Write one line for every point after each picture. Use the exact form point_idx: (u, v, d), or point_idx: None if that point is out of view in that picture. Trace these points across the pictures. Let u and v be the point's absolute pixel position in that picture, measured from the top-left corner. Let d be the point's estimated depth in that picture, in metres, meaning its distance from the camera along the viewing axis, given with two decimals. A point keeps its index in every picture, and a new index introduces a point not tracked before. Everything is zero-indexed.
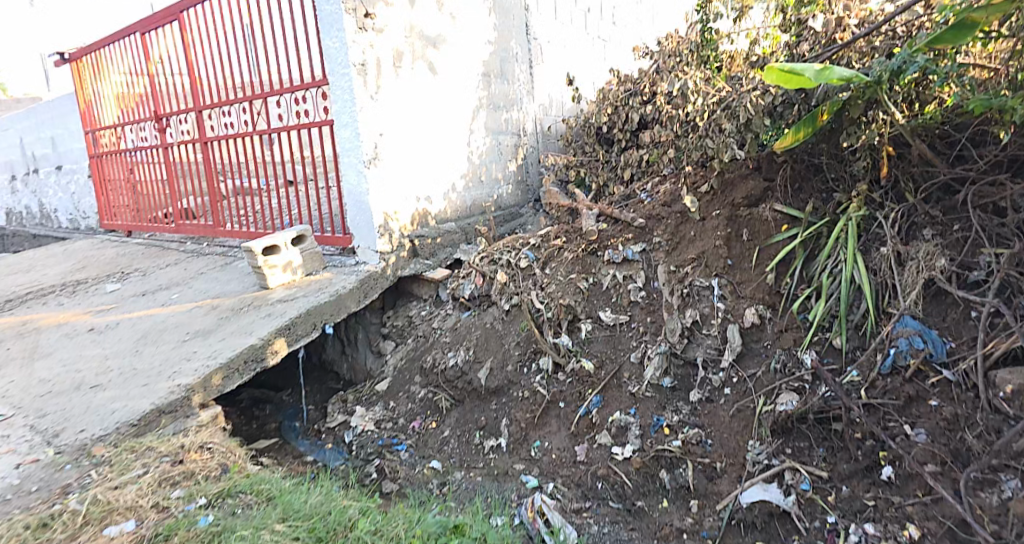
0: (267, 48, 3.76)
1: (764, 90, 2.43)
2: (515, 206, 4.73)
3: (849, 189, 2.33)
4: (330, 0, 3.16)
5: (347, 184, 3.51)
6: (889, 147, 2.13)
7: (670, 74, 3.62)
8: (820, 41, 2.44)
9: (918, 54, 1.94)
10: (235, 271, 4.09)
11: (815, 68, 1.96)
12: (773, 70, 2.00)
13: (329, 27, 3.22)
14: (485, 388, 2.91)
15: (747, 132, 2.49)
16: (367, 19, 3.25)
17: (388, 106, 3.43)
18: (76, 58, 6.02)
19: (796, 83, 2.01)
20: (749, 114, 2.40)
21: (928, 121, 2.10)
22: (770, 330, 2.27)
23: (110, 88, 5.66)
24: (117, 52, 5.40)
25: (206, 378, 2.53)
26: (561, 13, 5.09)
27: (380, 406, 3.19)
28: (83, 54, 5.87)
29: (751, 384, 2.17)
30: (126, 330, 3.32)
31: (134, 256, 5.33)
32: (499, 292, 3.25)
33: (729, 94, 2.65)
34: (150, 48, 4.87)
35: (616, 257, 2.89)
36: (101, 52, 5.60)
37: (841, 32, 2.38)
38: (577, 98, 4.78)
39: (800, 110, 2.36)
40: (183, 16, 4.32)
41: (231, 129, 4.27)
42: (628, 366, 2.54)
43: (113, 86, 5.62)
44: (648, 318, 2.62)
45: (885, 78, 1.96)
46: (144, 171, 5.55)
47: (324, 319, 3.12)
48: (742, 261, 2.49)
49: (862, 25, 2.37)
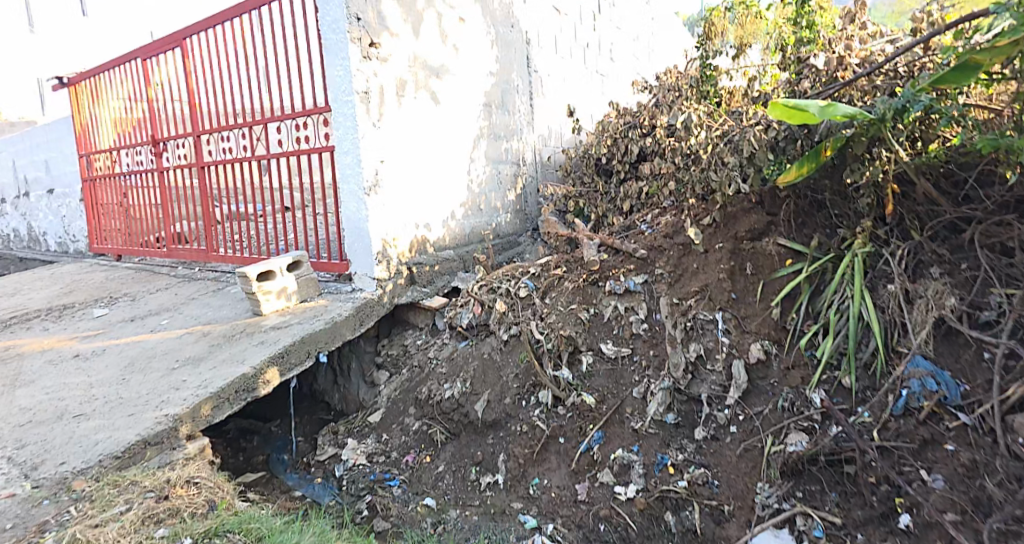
0: (270, 75, 3.77)
1: (766, 126, 2.44)
2: (513, 234, 4.72)
3: (854, 225, 2.33)
4: (336, 30, 3.18)
5: (346, 211, 3.48)
6: (895, 184, 2.13)
7: (671, 108, 3.65)
8: (822, 78, 2.45)
9: (922, 93, 1.93)
10: (228, 297, 4.02)
11: (817, 105, 1.98)
12: (778, 106, 1.99)
13: (334, 56, 3.24)
14: (482, 422, 2.83)
15: (750, 166, 2.50)
16: (371, 48, 3.27)
17: (389, 134, 3.43)
18: (74, 82, 6.03)
19: (799, 120, 2.02)
20: (753, 148, 2.41)
21: (932, 159, 2.12)
22: (776, 367, 2.22)
23: (108, 112, 5.66)
24: (117, 76, 5.41)
25: (195, 409, 2.44)
26: (561, 47, 5.17)
27: (373, 439, 3.10)
28: (82, 78, 5.87)
29: (757, 423, 2.12)
30: (113, 356, 3.22)
31: (124, 280, 5.25)
32: (497, 322, 3.20)
33: (732, 129, 2.67)
34: (151, 74, 4.89)
35: (618, 288, 2.85)
36: (101, 76, 5.61)
37: (844, 70, 2.37)
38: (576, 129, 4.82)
39: (803, 146, 2.33)
40: (186, 42, 4.35)
41: (229, 154, 4.25)
42: (630, 401, 2.48)
43: (111, 111, 5.62)
44: (651, 352, 2.57)
45: (888, 116, 1.96)
46: (138, 194, 5.51)
47: (319, 347, 3.05)
48: (746, 295, 2.45)
49: (864, 64, 2.34)
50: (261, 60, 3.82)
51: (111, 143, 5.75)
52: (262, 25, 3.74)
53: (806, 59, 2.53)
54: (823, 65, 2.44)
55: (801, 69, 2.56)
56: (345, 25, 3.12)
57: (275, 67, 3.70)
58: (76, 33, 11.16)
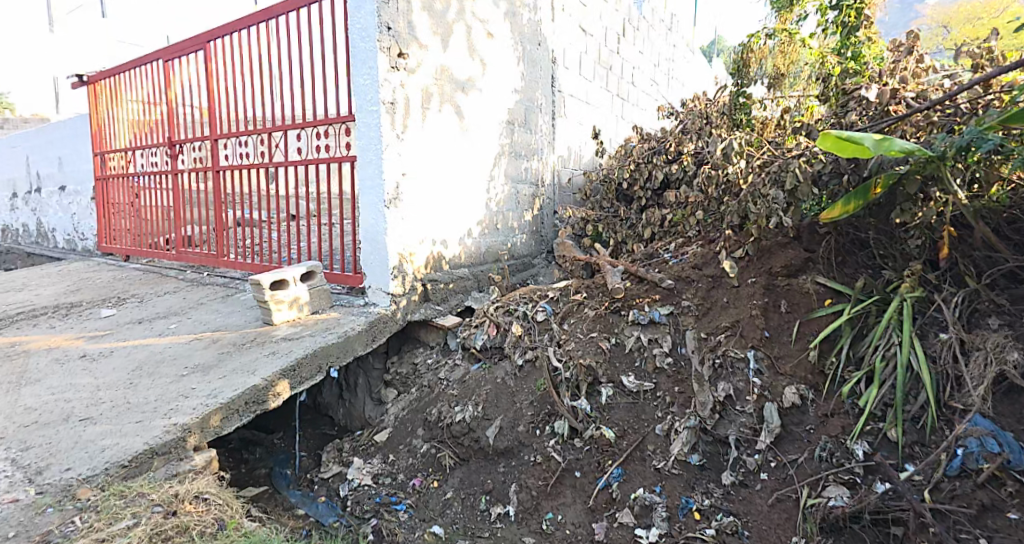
0: (293, 81, 3.73)
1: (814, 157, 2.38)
2: (528, 255, 4.65)
3: (899, 266, 2.27)
4: (366, 38, 3.13)
5: (364, 222, 3.40)
6: (951, 228, 2.14)
7: (700, 135, 3.61)
8: (872, 112, 2.39)
9: (990, 131, 1.85)
10: (238, 303, 3.95)
11: (873, 137, 1.88)
12: (827, 137, 1.91)
13: (362, 65, 3.18)
14: (493, 449, 2.72)
15: (793, 200, 2.44)
16: (400, 59, 3.22)
17: (413, 146, 3.36)
18: (93, 81, 6.07)
19: (853, 152, 1.92)
20: (797, 180, 2.36)
21: (993, 204, 2.12)
22: (813, 414, 2.12)
23: (126, 113, 5.68)
24: (138, 77, 5.42)
25: (204, 418, 2.35)
26: (586, 69, 5.15)
27: (380, 459, 2.99)
28: (103, 77, 5.89)
29: (791, 472, 2.01)
30: (121, 359, 3.13)
31: (131, 281, 5.18)
32: (513, 345, 3.10)
33: (776, 160, 2.63)
34: (171, 75, 4.89)
35: (642, 318, 2.74)
36: (122, 76, 5.62)
37: (896, 104, 2.31)
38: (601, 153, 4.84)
39: (851, 180, 2.30)
40: (210, 45, 4.34)
41: (246, 159, 4.21)
42: (652, 438, 2.37)
43: (129, 112, 5.64)
44: (676, 387, 2.46)
45: (950, 154, 1.91)
46: (151, 196, 5.47)
47: (331, 361, 2.95)
48: (780, 334, 2.35)
49: (919, 99, 2.28)
50: (285, 64, 3.77)
51: (127, 142, 5.74)
52: (289, 31, 3.71)
53: (854, 92, 2.47)
54: (874, 97, 2.35)
55: (849, 101, 2.50)
56: (375, 34, 3.07)
57: (299, 74, 3.66)
58: (97, 36, 11.32)
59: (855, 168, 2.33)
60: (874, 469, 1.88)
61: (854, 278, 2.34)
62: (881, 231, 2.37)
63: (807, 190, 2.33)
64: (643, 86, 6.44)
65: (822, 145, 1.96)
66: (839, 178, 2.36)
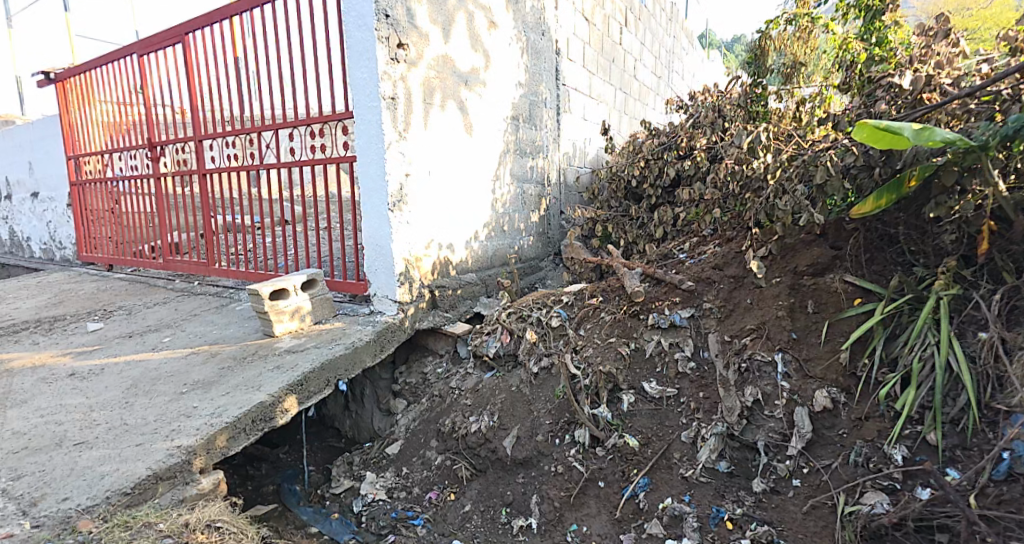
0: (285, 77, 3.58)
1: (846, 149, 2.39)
2: (536, 257, 4.61)
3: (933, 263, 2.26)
4: (362, 27, 2.97)
5: (366, 226, 3.27)
6: (992, 222, 2.05)
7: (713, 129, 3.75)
8: (904, 99, 2.40)
9: None
10: (234, 314, 3.84)
11: (910, 127, 2.00)
12: (865, 126, 2.03)
13: (359, 57, 3.02)
14: (511, 459, 2.67)
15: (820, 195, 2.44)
16: (400, 50, 3.08)
17: (416, 145, 3.24)
18: (62, 79, 5.89)
19: (887, 143, 2.03)
20: (828, 174, 2.37)
21: None
22: (845, 417, 2.10)
23: (101, 114, 5.52)
24: (110, 75, 5.26)
25: (209, 440, 2.26)
26: (591, 63, 5.14)
27: (393, 472, 2.92)
28: (75, 77, 5.69)
29: (825, 478, 2.00)
30: (114, 376, 3.02)
31: (117, 292, 5.04)
32: (527, 352, 3.05)
33: (804, 152, 2.63)
34: (147, 72, 4.74)
35: (662, 322, 2.72)
36: (96, 75, 5.42)
37: (931, 91, 2.35)
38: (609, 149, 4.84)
39: (883, 174, 2.30)
40: (190, 39, 4.22)
41: (235, 160, 4.09)
42: (677, 445, 2.34)
43: (103, 113, 5.49)
44: (700, 394, 2.44)
45: (993, 143, 1.96)
46: (133, 202, 5.31)
47: (339, 374, 2.87)
48: (808, 335, 2.35)
49: (955, 85, 2.32)
50: (272, 59, 3.65)
51: (107, 146, 5.58)
52: (276, 23, 3.57)
53: (883, 79, 2.47)
54: (909, 85, 2.37)
55: (876, 89, 2.50)
56: (373, 24, 2.92)
57: (290, 70, 3.51)
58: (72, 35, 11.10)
59: (887, 160, 2.29)
60: (914, 474, 1.85)
61: (884, 277, 2.34)
62: (911, 226, 2.37)
63: (837, 184, 2.35)
64: (637, 79, 6.45)
65: (860, 138, 2.07)
66: (870, 171, 2.36)
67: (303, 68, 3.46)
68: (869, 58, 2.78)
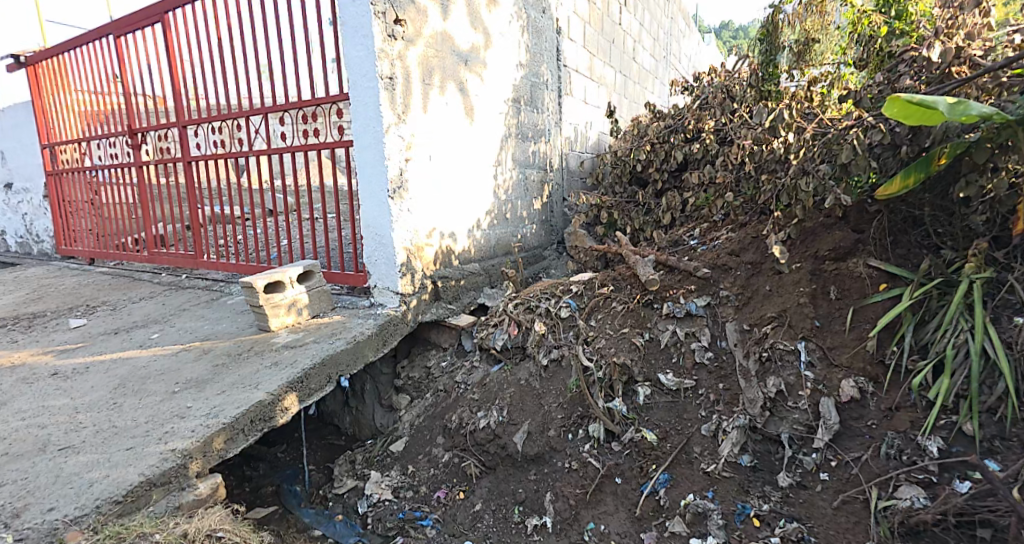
0: (272, 57, 3.39)
1: (870, 127, 2.37)
2: (539, 246, 4.51)
3: (962, 245, 2.24)
4: (358, 2, 2.80)
5: (365, 215, 3.12)
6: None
7: (721, 108, 3.89)
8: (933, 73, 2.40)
9: None
10: (227, 308, 3.69)
11: (944, 101, 1.96)
12: (897, 101, 1.99)
13: (355, 34, 2.86)
14: (522, 456, 2.57)
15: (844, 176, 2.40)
16: (397, 26, 2.91)
17: (416, 128, 3.09)
18: (32, 63, 5.61)
19: (918, 119, 2.02)
20: (853, 155, 2.32)
21: None
22: (874, 407, 2.06)
23: (76, 100, 5.28)
24: (85, 58, 5.01)
25: (205, 442, 2.13)
26: (592, 43, 5.03)
27: (398, 471, 2.81)
28: (47, 61, 5.42)
29: (856, 472, 1.94)
30: (99, 375, 2.86)
31: (99, 287, 4.84)
32: (536, 344, 2.95)
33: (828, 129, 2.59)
34: (124, 54, 4.51)
35: (678, 311, 2.69)
36: (70, 58, 5.16)
37: (961, 64, 2.33)
38: (616, 130, 4.84)
39: (910, 152, 2.28)
40: (169, 18, 4.01)
41: (222, 147, 3.90)
42: (698, 439, 2.27)
43: (79, 99, 5.25)
44: (720, 385, 2.39)
45: None
46: (113, 192, 5.09)
47: (340, 370, 2.74)
48: (831, 322, 2.33)
49: (986, 56, 2.31)
50: (259, 38, 3.45)
51: (84, 134, 5.33)
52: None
53: (905, 54, 2.59)
54: (937, 58, 2.39)
55: (900, 64, 2.57)
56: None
57: (277, 49, 3.31)
58: None
59: (914, 138, 2.29)
60: (951, 466, 1.80)
61: (910, 259, 2.33)
62: (938, 207, 2.34)
63: (863, 163, 2.30)
64: (635, 63, 6.36)
65: (890, 112, 2.04)
66: (896, 150, 2.36)
67: (293, 47, 3.27)
68: (888, 31, 2.83)
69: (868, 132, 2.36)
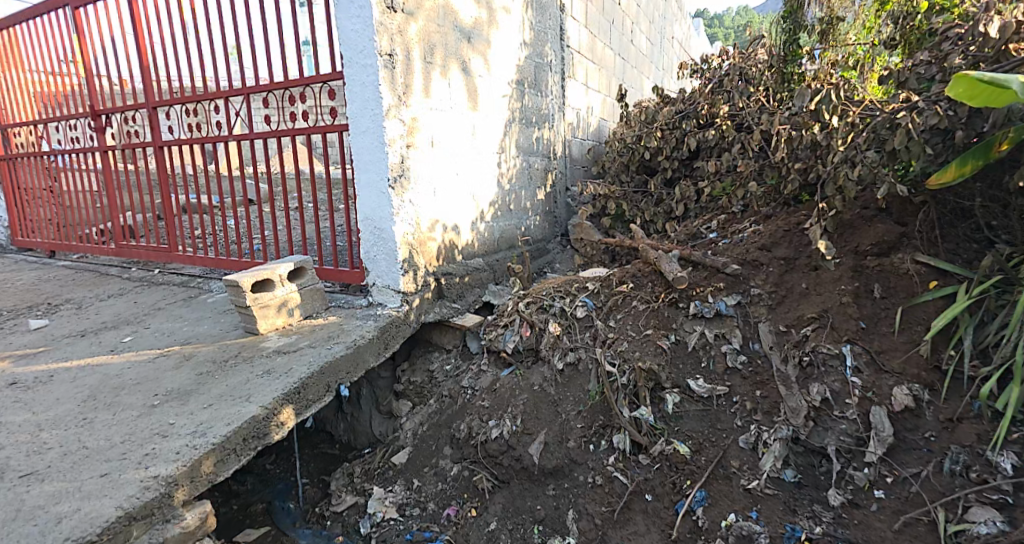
0: (253, 31, 3.06)
1: (920, 109, 2.27)
2: (542, 239, 4.28)
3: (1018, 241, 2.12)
4: None
5: (363, 206, 2.85)
6: None
7: (736, 94, 3.76)
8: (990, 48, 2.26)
9: None
10: (210, 307, 3.41)
11: (1017, 78, 1.77)
12: (964, 78, 1.82)
13: (350, 6, 2.58)
14: (539, 469, 2.36)
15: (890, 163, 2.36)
16: None
17: (417, 111, 2.83)
18: None
19: (980, 100, 1.88)
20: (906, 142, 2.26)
21: None
22: (931, 417, 1.92)
23: (32, 79, 4.86)
24: (39, 33, 4.59)
25: (194, 466, 1.87)
26: (594, 24, 4.79)
27: (402, 486, 2.58)
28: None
29: (916, 490, 1.78)
30: (67, 385, 2.57)
31: (63, 283, 4.48)
32: (550, 347, 2.73)
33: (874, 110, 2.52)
34: (86, 28, 4.12)
35: (707, 311, 2.52)
36: (21, 33, 4.75)
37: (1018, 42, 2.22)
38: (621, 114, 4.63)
39: (969, 136, 2.19)
40: None
41: (198, 131, 3.57)
42: (735, 452, 2.10)
43: (35, 78, 4.83)
44: (757, 392, 2.22)
45: None
46: (74, 179, 4.73)
47: (340, 378, 2.50)
48: (877, 324, 2.20)
49: None
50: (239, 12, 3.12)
51: (41, 115, 4.93)
52: None
53: (947, 31, 2.47)
54: (995, 33, 2.22)
55: (942, 42, 2.49)
56: None
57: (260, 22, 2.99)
58: None
59: (970, 122, 2.20)
60: None
61: (959, 255, 2.24)
62: (990, 199, 2.25)
63: (917, 148, 2.24)
64: (634, 45, 6.12)
65: (955, 90, 1.88)
66: (946, 135, 2.28)
67: (277, 20, 2.94)
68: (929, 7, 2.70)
69: (922, 115, 2.23)
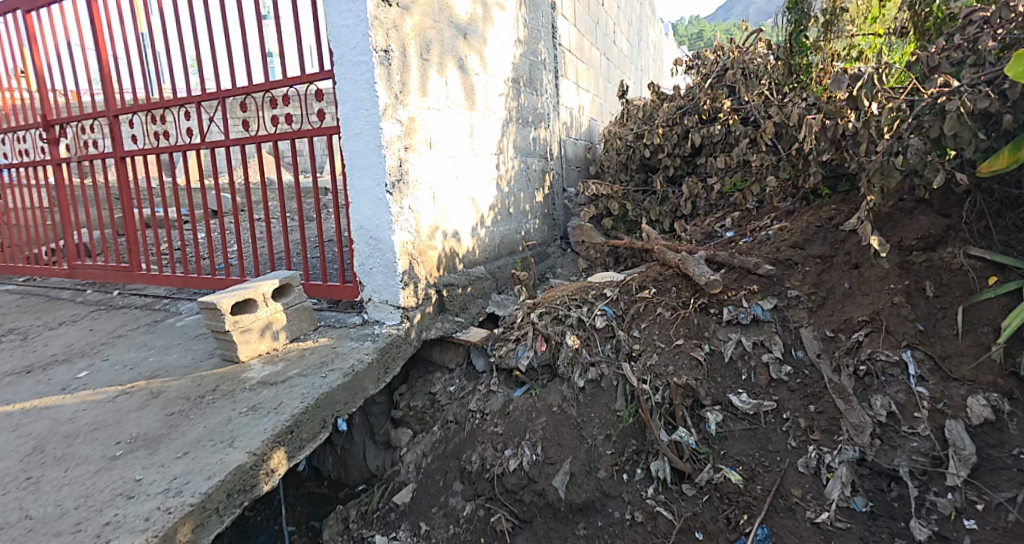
0: (228, 27, 2.69)
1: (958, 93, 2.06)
2: (542, 244, 4.00)
3: None
4: None
5: (357, 218, 2.52)
6: None
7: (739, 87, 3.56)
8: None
9: None
10: (177, 333, 3.00)
11: None
12: None
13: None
14: (566, 505, 2.07)
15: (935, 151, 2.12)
16: None
17: (415, 112, 2.52)
18: None
19: None
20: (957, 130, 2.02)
21: None
22: (1015, 431, 1.71)
23: None
24: None
25: (167, 537, 1.49)
26: (582, 21, 4.57)
27: (407, 531, 2.25)
28: None
29: (1016, 518, 1.56)
30: (6, 436, 2.14)
31: (5, 310, 3.95)
32: (569, 363, 2.44)
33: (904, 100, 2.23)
34: (36, 30, 3.68)
35: (743, 317, 2.27)
36: None
37: None
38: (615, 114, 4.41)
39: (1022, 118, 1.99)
40: None
41: (161, 140, 3.16)
42: (795, 479, 1.84)
43: None
44: (811, 407, 1.98)
45: None
46: (20, 195, 4.22)
47: (337, 411, 2.15)
48: (937, 326, 1.98)
49: None
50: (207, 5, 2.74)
51: None
52: None
53: (970, 14, 2.21)
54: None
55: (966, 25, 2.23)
56: None
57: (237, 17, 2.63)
58: None
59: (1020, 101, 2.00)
60: None
61: (1015, 247, 2.04)
62: None
63: (968, 134, 2.00)
64: (616, 45, 5.95)
65: (1016, 70, 1.73)
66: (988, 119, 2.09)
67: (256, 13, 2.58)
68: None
69: (971, 99, 2.01)
